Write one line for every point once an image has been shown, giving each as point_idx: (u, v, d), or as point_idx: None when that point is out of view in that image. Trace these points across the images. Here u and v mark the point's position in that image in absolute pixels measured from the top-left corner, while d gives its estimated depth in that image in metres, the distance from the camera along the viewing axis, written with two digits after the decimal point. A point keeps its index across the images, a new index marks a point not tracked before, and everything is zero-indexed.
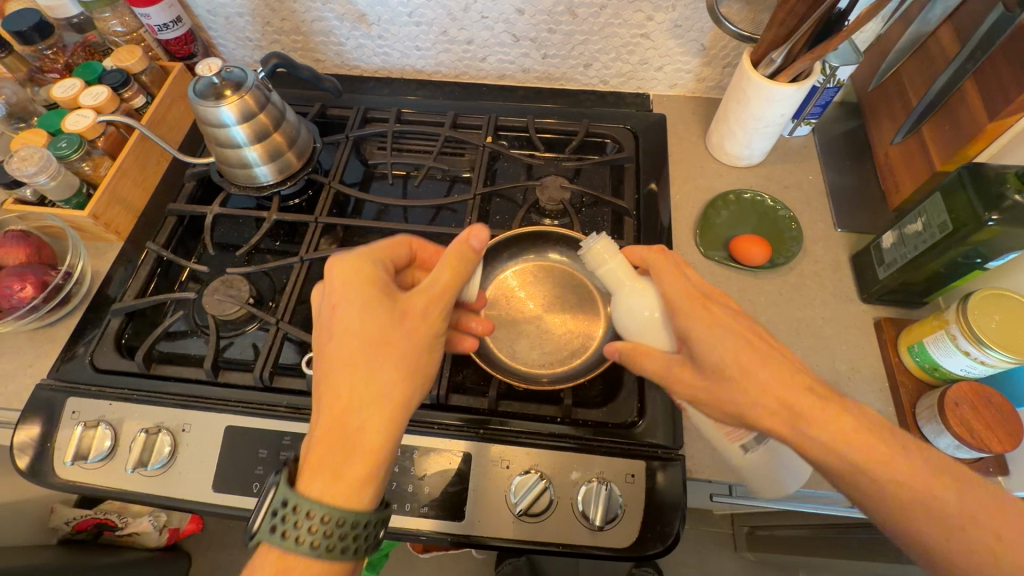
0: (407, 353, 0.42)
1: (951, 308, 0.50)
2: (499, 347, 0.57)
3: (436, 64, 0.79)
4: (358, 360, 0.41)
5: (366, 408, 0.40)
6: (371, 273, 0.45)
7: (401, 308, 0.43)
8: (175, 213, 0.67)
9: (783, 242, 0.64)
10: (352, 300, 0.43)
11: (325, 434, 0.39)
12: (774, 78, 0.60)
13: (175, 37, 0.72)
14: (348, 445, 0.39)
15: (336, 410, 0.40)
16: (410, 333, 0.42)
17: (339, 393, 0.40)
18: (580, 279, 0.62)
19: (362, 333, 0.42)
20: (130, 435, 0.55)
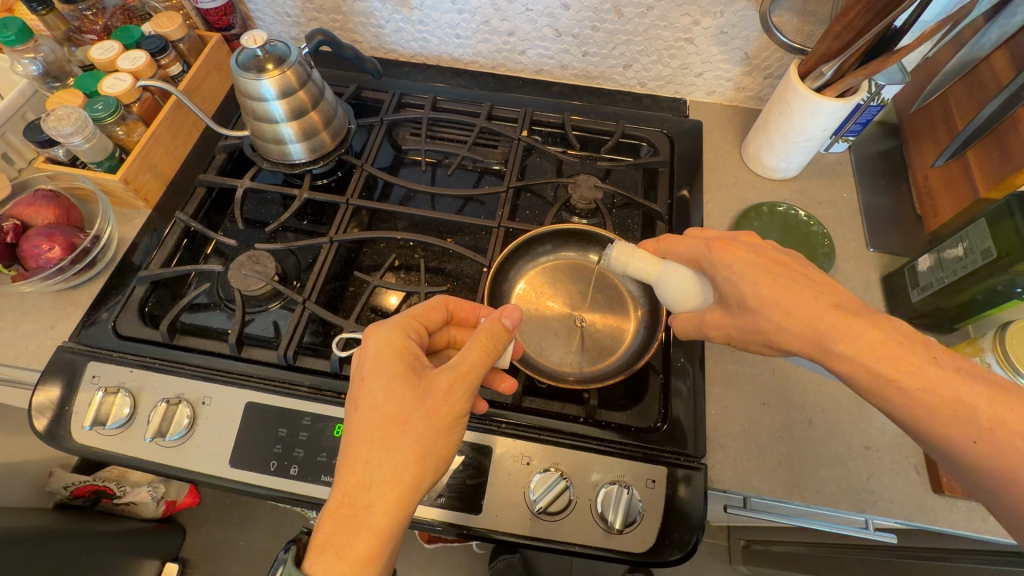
0: (426, 433, 0.41)
1: (988, 336, 0.50)
2: (526, 344, 0.57)
3: (474, 53, 0.79)
4: (378, 437, 0.41)
5: (379, 489, 0.39)
6: (404, 346, 0.45)
7: (426, 384, 0.42)
8: (205, 184, 0.66)
9: (815, 257, 0.63)
10: (380, 370, 0.43)
11: (337, 510, 0.39)
12: (820, 92, 0.60)
13: (215, 7, 0.72)
14: (360, 520, 0.39)
15: (350, 485, 0.40)
16: (433, 412, 0.41)
17: (355, 469, 0.40)
18: (611, 278, 0.62)
19: (384, 409, 0.41)
20: (148, 404, 0.55)
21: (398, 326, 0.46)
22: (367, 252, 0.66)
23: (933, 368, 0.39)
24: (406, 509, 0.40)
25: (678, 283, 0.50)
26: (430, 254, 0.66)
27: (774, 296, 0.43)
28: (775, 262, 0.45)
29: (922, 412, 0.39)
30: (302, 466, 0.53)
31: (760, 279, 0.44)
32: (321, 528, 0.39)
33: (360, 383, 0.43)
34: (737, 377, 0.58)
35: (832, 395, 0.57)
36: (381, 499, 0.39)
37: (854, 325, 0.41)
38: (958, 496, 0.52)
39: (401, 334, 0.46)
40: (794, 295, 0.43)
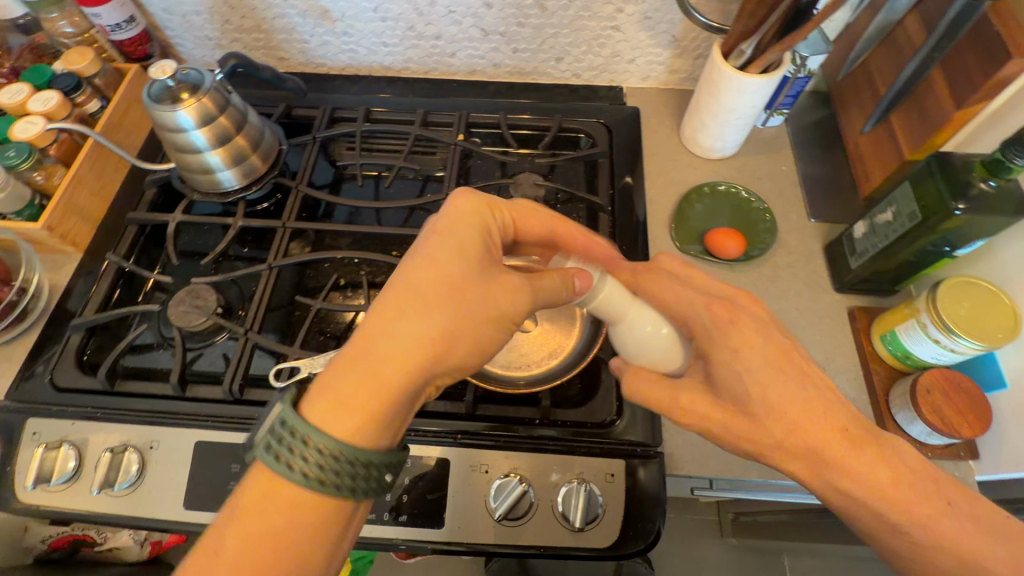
0: (467, 320, 0.41)
1: (922, 297, 0.51)
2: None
3: (405, 60, 0.77)
4: (435, 296, 0.40)
5: (412, 349, 0.39)
6: (485, 226, 0.45)
7: (494, 273, 0.43)
8: (137, 222, 0.64)
9: (757, 234, 0.64)
10: (456, 233, 0.43)
11: (360, 357, 0.38)
12: (744, 70, 0.60)
13: (129, 38, 0.70)
14: (386, 369, 0.38)
15: (369, 335, 0.39)
16: (489, 300, 0.42)
17: (399, 317, 0.39)
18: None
19: (447, 274, 0.41)
20: (94, 454, 0.53)
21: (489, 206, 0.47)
22: (311, 274, 0.65)
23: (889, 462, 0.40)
24: (424, 385, 0.40)
25: (639, 329, 0.48)
26: (375, 269, 0.66)
27: (771, 392, 0.41)
28: (780, 349, 0.43)
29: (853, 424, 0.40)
30: None
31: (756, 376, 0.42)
32: (339, 368, 0.38)
33: (436, 234, 0.43)
34: None
35: None
36: (411, 363, 0.39)
37: (797, 412, 0.41)
38: None
39: (485, 211, 0.46)
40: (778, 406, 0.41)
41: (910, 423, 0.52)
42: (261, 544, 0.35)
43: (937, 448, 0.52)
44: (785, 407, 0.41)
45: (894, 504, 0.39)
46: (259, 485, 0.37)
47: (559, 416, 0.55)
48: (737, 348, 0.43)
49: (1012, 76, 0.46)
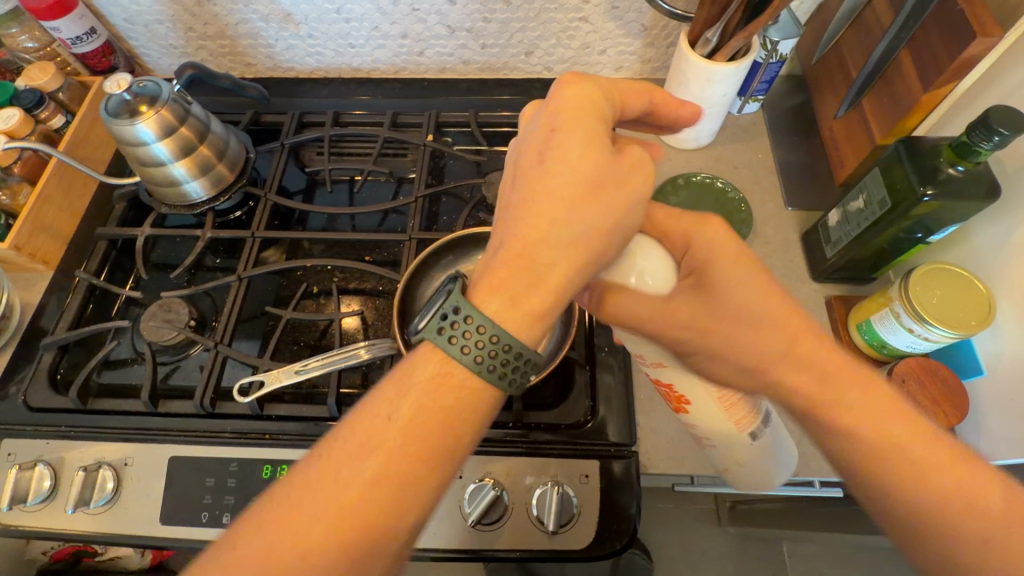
0: (612, 216, 0.35)
1: (895, 285, 0.50)
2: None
3: (374, 61, 0.76)
4: (571, 198, 0.34)
5: (561, 246, 0.34)
6: (601, 113, 0.36)
7: (626, 159, 0.35)
8: (106, 237, 0.64)
9: (732, 225, 0.63)
10: (574, 125, 0.35)
11: (511, 255, 0.34)
12: (711, 58, 0.59)
13: (91, 50, 0.69)
14: (533, 272, 0.34)
15: (547, 221, 0.34)
16: (627, 191, 0.35)
17: (533, 219, 0.34)
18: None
19: (580, 174, 0.34)
20: (69, 473, 0.53)
21: (603, 93, 0.36)
22: (284, 283, 0.65)
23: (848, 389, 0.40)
24: (586, 274, 0.35)
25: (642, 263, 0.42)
26: (348, 275, 0.65)
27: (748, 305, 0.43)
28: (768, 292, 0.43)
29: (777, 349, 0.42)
30: (235, 513, 0.52)
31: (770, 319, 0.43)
32: (488, 273, 0.35)
33: (551, 131, 0.35)
34: None
35: None
36: (563, 258, 0.34)
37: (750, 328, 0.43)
38: None
39: (600, 95, 0.36)
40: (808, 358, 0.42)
41: None
42: (417, 421, 0.32)
43: None
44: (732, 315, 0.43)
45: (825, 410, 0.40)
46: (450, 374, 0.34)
47: (533, 418, 0.54)
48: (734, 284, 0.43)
49: (979, 55, 0.45)
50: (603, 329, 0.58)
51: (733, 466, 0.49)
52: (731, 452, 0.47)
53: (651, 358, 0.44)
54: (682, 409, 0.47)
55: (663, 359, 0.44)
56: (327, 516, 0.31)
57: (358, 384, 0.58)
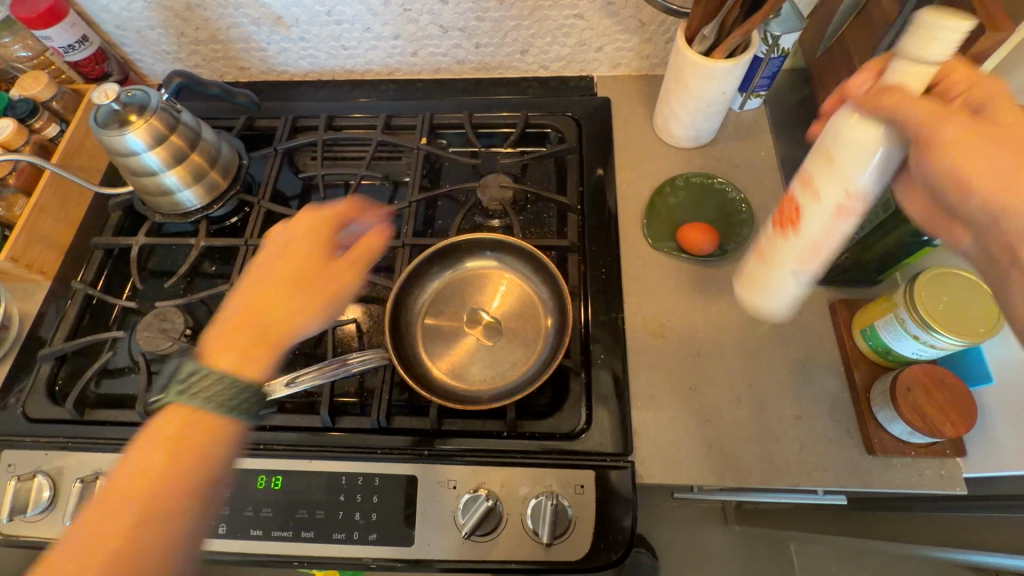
0: (319, 298, 0.45)
1: (900, 291, 0.48)
2: (435, 351, 0.57)
3: (367, 62, 0.75)
4: (277, 284, 0.44)
5: (271, 315, 0.42)
6: (327, 224, 0.48)
7: (332, 266, 0.46)
8: (102, 247, 0.64)
9: (732, 227, 0.62)
10: (295, 235, 0.47)
11: (241, 316, 0.42)
12: (710, 56, 0.57)
13: (84, 58, 0.69)
14: (275, 309, 0.43)
15: (271, 298, 0.43)
16: (333, 277, 0.46)
17: (251, 297, 0.43)
18: (529, 289, 0.59)
19: (278, 275, 0.44)
20: (68, 484, 0.54)
21: (318, 225, 0.47)
22: None
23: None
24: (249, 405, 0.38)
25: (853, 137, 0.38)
26: None
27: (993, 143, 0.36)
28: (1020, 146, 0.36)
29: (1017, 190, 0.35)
30: (230, 524, 0.52)
31: (984, 136, 0.36)
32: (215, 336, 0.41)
33: (285, 244, 0.46)
34: (664, 364, 0.56)
35: (758, 366, 0.55)
36: (256, 330, 0.41)
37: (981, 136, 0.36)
38: (890, 454, 0.50)
39: (310, 221, 0.48)
40: (1012, 169, 0.35)
41: (891, 422, 0.49)
42: (160, 452, 0.34)
43: (921, 446, 0.50)
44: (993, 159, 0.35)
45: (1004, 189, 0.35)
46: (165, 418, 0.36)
47: (528, 427, 0.54)
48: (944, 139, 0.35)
49: (989, 51, 0.42)
50: (599, 334, 0.57)
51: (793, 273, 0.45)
52: (782, 264, 0.45)
53: (839, 191, 0.39)
54: (801, 224, 0.42)
55: (845, 199, 0.39)
56: (105, 534, 0.31)
57: (352, 392, 0.58)
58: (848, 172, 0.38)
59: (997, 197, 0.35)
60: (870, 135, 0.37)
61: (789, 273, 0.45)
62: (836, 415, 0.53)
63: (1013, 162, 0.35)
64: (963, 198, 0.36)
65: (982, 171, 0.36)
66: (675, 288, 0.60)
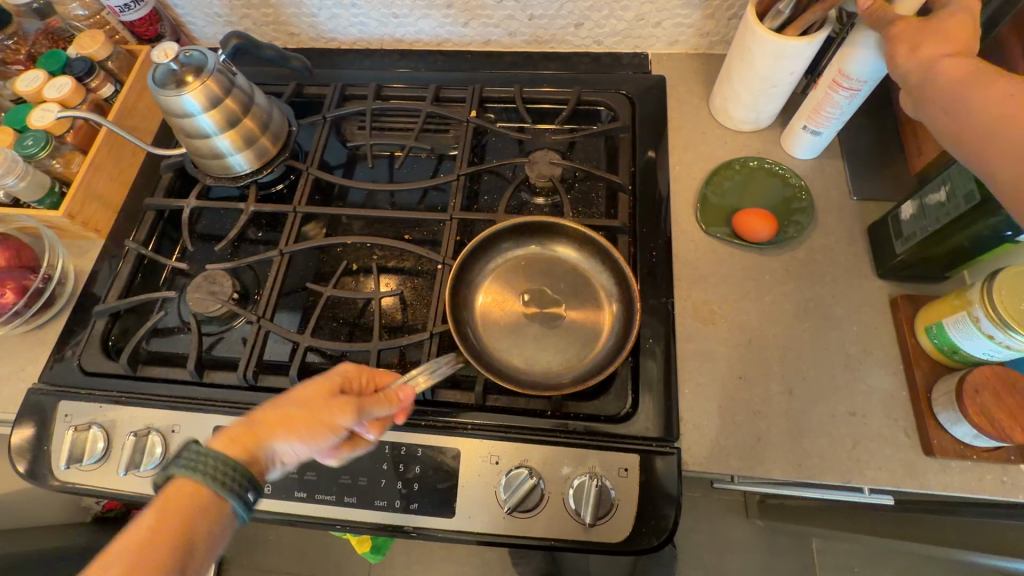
0: (289, 426, 0.39)
1: (975, 288, 0.46)
2: (503, 354, 0.54)
3: (417, 31, 0.74)
4: (292, 414, 0.39)
5: (276, 434, 0.38)
6: (351, 385, 0.44)
7: (328, 400, 0.41)
8: (154, 208, 0.65)
9: (789, 215, 0.60)
10: (330, 375, 0.43)
11: (255, 426, 0.38)
12: (781, 32, 0.54)
13: (139, 18, 0.69)
14: (285, 431, 0.38)
15: (292, 415, 0.39)
16: (312, 406, 0.40)
17: (277, 418, 0.39)
18: (575, 267, 0.59)
19: (301, 404, 0.40)
20: (122, 436, 0.56)
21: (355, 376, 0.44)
22: (325, 259, 0.65)
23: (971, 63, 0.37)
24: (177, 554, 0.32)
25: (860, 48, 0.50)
26: (386, 253, 0.65)
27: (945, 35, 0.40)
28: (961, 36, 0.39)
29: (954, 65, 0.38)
30: (275, 484, 0.53)
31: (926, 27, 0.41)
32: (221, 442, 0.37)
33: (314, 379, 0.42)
34: (713, 352, 0.55)
35: (811, 358, 0.54)
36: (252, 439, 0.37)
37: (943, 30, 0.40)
38: (949, 457, 0.48)
39: (354, 381, 0.44)
40: (938, 35, 0.40)
41: (954, 424, 0.48)
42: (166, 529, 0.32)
43: (983, 450, 0.48)
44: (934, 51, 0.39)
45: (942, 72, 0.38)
46: (175, 484, 0.34)
47: (571, 408, 0.53)
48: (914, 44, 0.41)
49: None
50: (649, 317, 0.56)
51: (801, 127, 0.60)
52: (803, 115, 0.59)
53: (835, 79, 0.53)
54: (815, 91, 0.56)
55: (835, 85, 0.53)
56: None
57: (395, 363, 0.58)
58: (845, 62, 0.51)
59: (916, 54, 0.40)
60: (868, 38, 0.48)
61: (802, 127, 0.60)
62: (892, 413, 0.51)
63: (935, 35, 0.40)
64: (898, 61, 0.42)
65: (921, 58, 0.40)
66: (726, 276, 0.58)
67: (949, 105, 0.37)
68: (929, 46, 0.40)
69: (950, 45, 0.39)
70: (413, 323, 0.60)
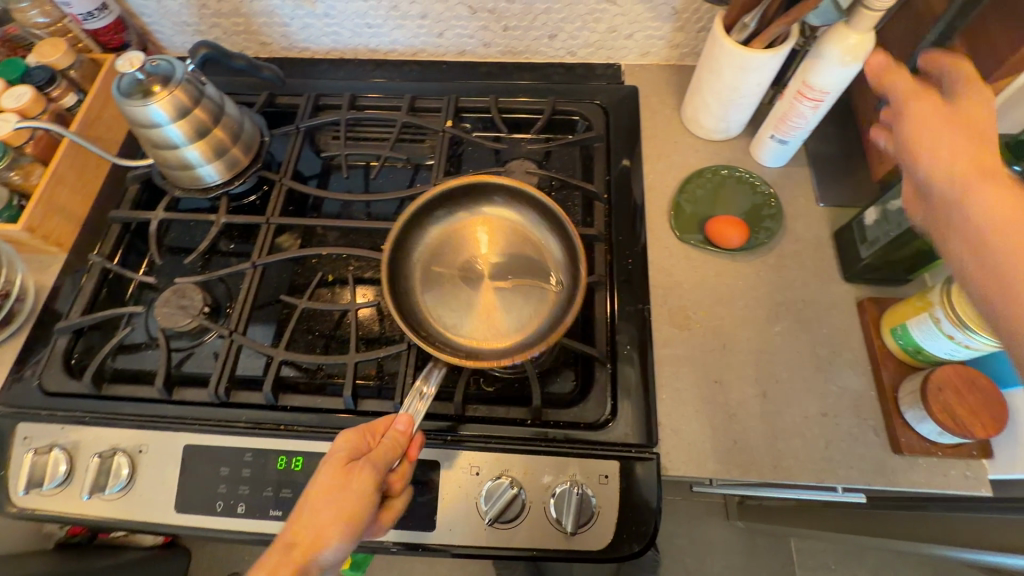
0: (328, 524, 0.39)
1: (936, 290, 0.48)
2: (476, 334, 0.55)
3: (391, 42, 0.74)
4: (321, 510, 0.39)
5: (316, 535, 0.38)
6: (360, 450, 0.43)
7: (348, 479, 0.41)
8: (119, 220, 0.63)
9: (760, 222, 0.61)
10: (336, 453, 0.42)
11: (294, 537, 0.38)
12: (747, 45, 0.55)
13: (103, 26, 0.67)
14: (323, 530, 0.38)
15: (319, 511, 0.39)
16: (338, 495, 0.40)
17: (308, 517, 0.39)
18: (518, 230, 0.59)
19: (325, 499, 0.40)
20: (85, 459, 0.53)
21: (359, 440, 0.43)
22: (299, 270, 0.64)
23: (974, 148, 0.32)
24: None
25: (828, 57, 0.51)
26: (363, 263, 0.64)
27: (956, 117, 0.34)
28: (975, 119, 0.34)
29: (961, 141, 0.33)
30: (249, 503, 0.52)
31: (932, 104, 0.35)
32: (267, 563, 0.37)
33: (325, 463, 0.41)
34: (689, 357, 0.56)
35: (783, 361, 0.55)
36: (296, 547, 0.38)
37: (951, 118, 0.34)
38: (917, 453, 0.50)
39: (361, 445, 0.43)
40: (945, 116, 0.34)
41: (920, 422, 0.49)
42: None
43: (948, 445, 0.50)
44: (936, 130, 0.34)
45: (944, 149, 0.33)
46: None
47: (553, 416, 0.53)
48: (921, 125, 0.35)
49: None
50: (626, 323, 0.56)
51: (769, 135, 0.62)
52: (770, 124, 0.61)
53: (801, 88, 0.55)
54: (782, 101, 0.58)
55: (802, 94, 0.55)
56: None
57: (372, 375, 0.57)
58: (812, 72, 0.53)
59: (917, 127, 0.35)
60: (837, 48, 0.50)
61: (770, 137, 0.62)
62: (862, 413, 0.52)
63: (949, 130, 0.34)
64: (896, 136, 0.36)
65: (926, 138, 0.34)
66: (701, 282, 0.59)
67: (949, 202, 0.32)
68: (938, 130, 0.34)
69: (979, 144, 0.32)
70: (391, 334, 0.59)
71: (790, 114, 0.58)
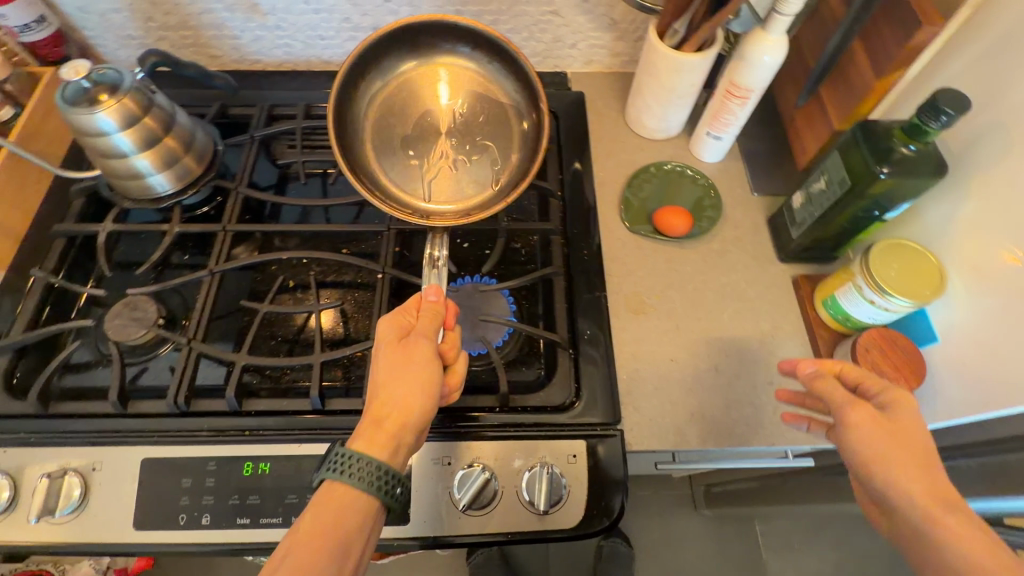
0: (404, 396, 0.41)
1: (856, 261, 0.54)
2: (470, 185, 0.61)
3: (344, 53, 0.75)
4: (389, 381, 0.42)
5: (395, 401, 0.41)
6: (404, 325, 0.46)
7: (405, 347, 0.44)
8: (64, 235, 0.61)
9: (702, 211, 0.66)
10: (386, 333, 0.45)
11: (377, 408, 0.41)
12: (680, 48, 0.60)
13: (41, 40, 0.66)
14: (399, 396, 0.41)
15: (388, 383, 0.42)
16: (404, 365, 0.43)
17: (379, 390, 0.42)
18: (466, 77, 0.62)
19: (391, 373, 0.42)
20: (32, 482, 0.50)
21: (400, 320, 0.46)
22: (259, 278, 0.63)
23: (915, 460, 0.37)
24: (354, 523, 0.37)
25: (753, 62, 0.56)
26: (325, 268, 0.64)
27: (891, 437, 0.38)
28: (918, 438, 0.38)
29: (905, 462, 0.36)
30: (214, 514, 0.51)
31: (874, 424, 0.39)
32: (361, 436, 0.40)
33: (380, 341, 0.45)
34: (646, 338, 0.59)
35: (732, 337, 0.59)
36: (387, 411, 0.41)
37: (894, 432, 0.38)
38: None
39: (403, 323, 0.46)
40: (894, 440, 0.38)
41: None
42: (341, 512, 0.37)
43: None
44: (870, 442, 0.38)
45: (889, 464, 0.37)
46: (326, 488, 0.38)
47: (519, 402, 0.55)
48: (871, 441, 0.38)
49: (924, 44, 0.49)
50: (585, 310, 0.59)
51: (709, 132, 0.67)
52: (707, 122, 0.66)
53: (734, 90, 0.60)
54: (718, 102, 0.63)
55: (736, 95, 0.60)
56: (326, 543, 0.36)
57: (339, 377, 0.57)
58: (741, 77, 0.58)
59: (861, 436, 0.39)
60: (756, 53, 0.56)
61: (708, 135, 0.67)
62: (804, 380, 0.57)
63: (900, 449, 0.37)
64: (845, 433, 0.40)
65: (875, 457, 0.38)
66: (654, 269, 0.63)
67: (896, 499, 0.36)
68: (883, 447, 0.38)
69: (929, 479, 0.36)
70: (356, 334, 0.60)
71: (726, 112, 0.63)
